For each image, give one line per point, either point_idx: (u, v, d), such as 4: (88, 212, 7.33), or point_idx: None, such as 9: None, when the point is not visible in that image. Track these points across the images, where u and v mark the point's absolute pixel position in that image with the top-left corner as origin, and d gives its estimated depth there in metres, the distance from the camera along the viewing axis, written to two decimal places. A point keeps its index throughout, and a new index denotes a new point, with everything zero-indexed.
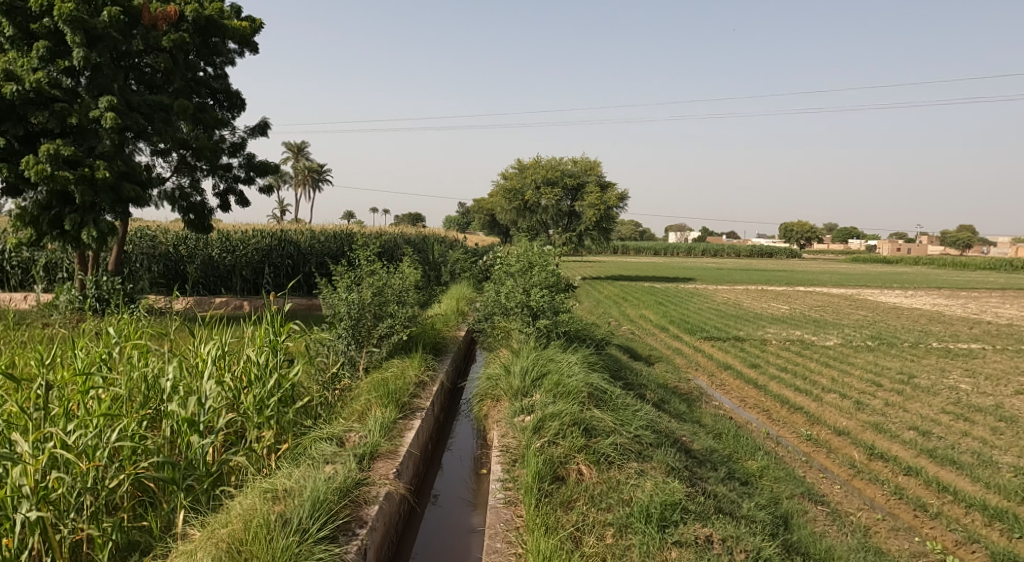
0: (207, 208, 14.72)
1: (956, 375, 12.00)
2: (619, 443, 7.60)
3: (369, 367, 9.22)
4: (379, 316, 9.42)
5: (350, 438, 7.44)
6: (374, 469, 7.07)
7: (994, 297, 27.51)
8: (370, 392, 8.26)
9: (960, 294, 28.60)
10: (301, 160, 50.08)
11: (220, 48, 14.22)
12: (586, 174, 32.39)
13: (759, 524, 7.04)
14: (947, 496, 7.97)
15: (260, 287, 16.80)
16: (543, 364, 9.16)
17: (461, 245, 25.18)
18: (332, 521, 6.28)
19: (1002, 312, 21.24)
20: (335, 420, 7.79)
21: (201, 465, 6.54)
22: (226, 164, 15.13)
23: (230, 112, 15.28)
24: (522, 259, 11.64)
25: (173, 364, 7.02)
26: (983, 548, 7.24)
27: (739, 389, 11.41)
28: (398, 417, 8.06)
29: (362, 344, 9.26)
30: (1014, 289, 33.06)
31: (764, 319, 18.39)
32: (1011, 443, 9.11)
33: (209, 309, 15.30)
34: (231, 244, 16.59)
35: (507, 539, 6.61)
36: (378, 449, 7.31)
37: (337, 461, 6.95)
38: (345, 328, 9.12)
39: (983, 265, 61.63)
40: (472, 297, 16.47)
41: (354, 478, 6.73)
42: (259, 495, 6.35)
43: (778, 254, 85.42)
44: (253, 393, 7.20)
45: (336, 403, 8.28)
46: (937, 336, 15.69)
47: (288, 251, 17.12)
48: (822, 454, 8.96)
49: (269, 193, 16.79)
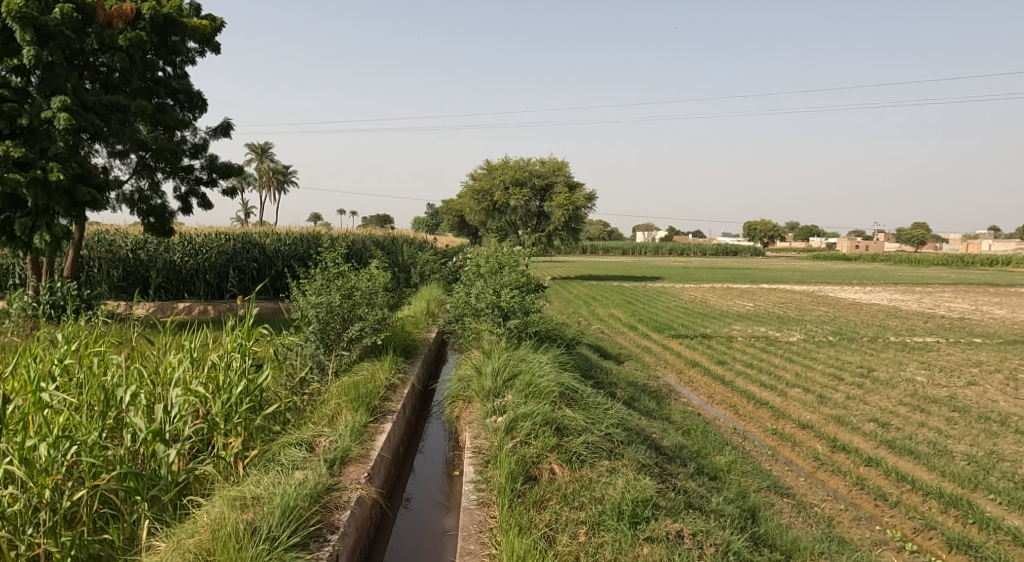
0: (167, 211, 14.59)
1: (911, 368, 12.36)
2: (591, 441, 7.75)
3: (339, 370, 9.27)
4: (348, 319, 9.50)
5: (320, 443, 7.50)
6: (345, 474, 7.12)
7: (944, 291, 28.54)
8: (341, 396, 8.33)
9: (913, 290, 29.51)
10: (265, 161, 49.57)
11: (180, 47, 14.15)
12: (555, 173, 32.73)
13: (728, 518, 7.23)
14: (906, 485, 8.23)
15: (225, 291, 16.68)
16: (514, 365, 9.31)
17: (431, 247, 25.27)
18: (303, 527, 6.33)
19: (952, 306, 21.97)
20: (304, 425, 7.85)
21: (166, 474, 6.57)
22: (187, 166, 15.09)
23: (192, 113, 15.19)
24: (492, 260, 11.81)
25: (133, 373, 7.07)
26: (940, 535, 7.46)
27: (708, 385, 11.65)
28: (369, 421, 8.12)
29: (332, 348, 9.30)
30: (962, 284, 34.35)
31: (730, 316, 18.69)
32: (964, 432, 9.41)
33: (171, 315, 15.13)
34: (193, 248, 16.49)
35: (480, 540, 6.70)
36: (349, 454, 7.38)
37: (307, 467, 7.01)
38: (314, 331, 9.17)
39: (939, 262, 63.23)
40: (443, 299, 16.57)
41: (325, 483, 6.79)
42: (228, 503, 6.38)
43: (742, 251, 86.83)
44: (221, 400, 7.24)
45: (305, 408, 8.33)
46: (894, 330, 16.10)
47: (254, 254, 17.01)
48: (787, 448, 9.21)
49: (231, 195, 16.73)
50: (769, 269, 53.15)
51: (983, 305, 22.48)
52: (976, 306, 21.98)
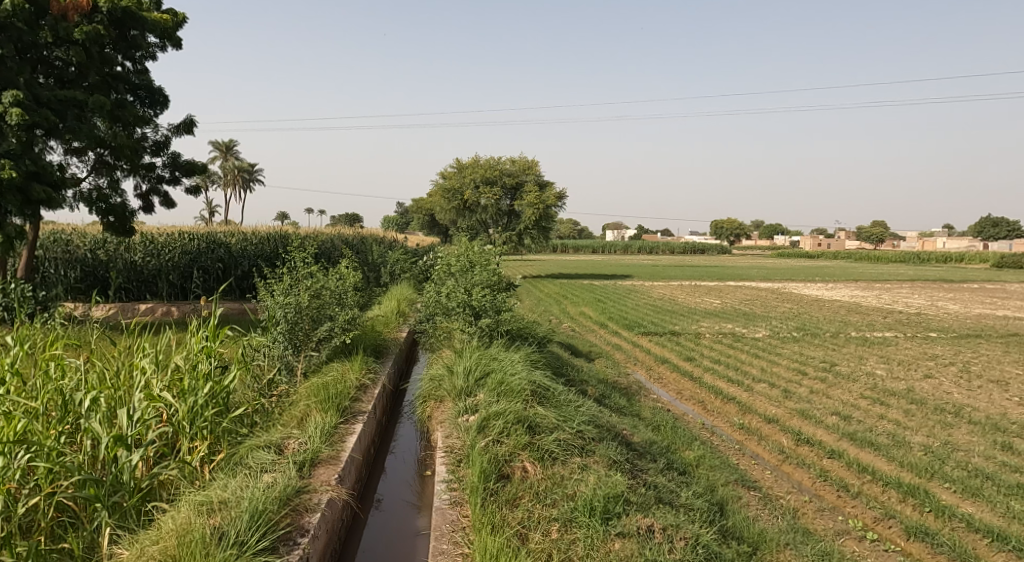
0: (128, 210, 14.47)
1: (872, 362, 12.68)
2: (562, 439, 7.89)
3: (308, 371, 9.32)
4: (317, 319, 9.57)
5: (289, 446, 7.54)
6: (315, 475, 7.19)
7: (903, 287, 29.24)
8: (311, 397, 8.38)
9: (874, 286, 30.18)
10: (230, 159, 49.12)
11: (139, 42, 14.06)
12: (525, 172, 32.92)
13: (697, 512, 7.41)
14: (867, 476, 8.48)
15: (189, 292, 16.51)
16: (486, 364, 9.42)
17: (402, 246, 25.29)
18: (272, 531, 6.37)
19: (911, 302, 22.54)
20: (273, 427, 7.89)
21: (128, 481, 6.53)
22: (148, 164, 15.03)
23: (153, 110, 15.08)
24: (463, 258, 11.91)
25: (92, 376, 7.11)
26: (899, 523, 7.68)
27: (677, 382, 11.86)
28: (340, 422, 8.18)
29: (301, 348, 9.35)
30: (921, 280, 35.21)
31: (698, 313, 18.98)
32: (922, 424, 9.70)
33: (134, 316, 15.10)
34: (155, 248, 16.37)
35: (452, 540, 6.79)
36: (319, 456, 7.44)
37: (277, 469, 7.06)
38: (282, 332, 9.20)
39: (900, 258, 64.54)
40: (413, 299, 16.64)
41: (294, 486, 6.85)
42: (194, 508, 6.39)
43: (710, 249, 87.79)
44: (187, 404, 7.25)
45: (273, 410, 8.37)
46: (855, 325, 16.49)
47: (219, 253, 16.87)
48: (754, 442, 9.43)
49: (196, 194, 16.64)
50: (736, 266, 53.84)
51: (940, 300, 23.09)
52: (933, 301, 22.58)
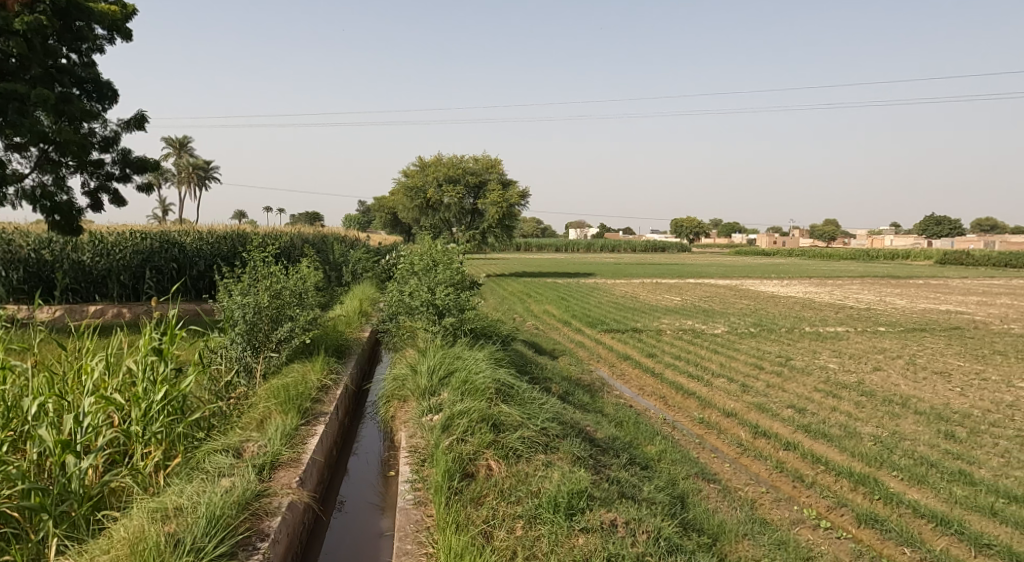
0: (75, 208, 14.31)
1: (825, 356, 13.06)
2: (527, 436, 8.04)
3: (268, 372, 9.33)
4: (277, 320, 9.61)
5: (249, 449, 7.55)
6: (276, 478, 7.23)
7: (854, 284, 30.05)
8: (270, 399, 8.42)
9: (827, 282, 30.95)
10: (184, 156, 48.46)
11: (85, 33, 13.88)
12: (488, 170, 33.08)
13: (659, 505, 7.60)
14: (820, 467, 8.76)
15: (141, 293, 16.34)
16: (450, 363, 9.54)
17: (363, 245, 25.28)
18: (230, 537, 6.38)
19: (862, 297, 23.20)
20: (232, 430, 7.89)
21: (77, 489, 6.57)
22: (97, 161, 14.89)
23: (101, 104, 14.96)
24: (426, 257, 11.98)
25: (41, 381, 7.04)
26: (850, 511, 7.94)
27: (639, 378, 12.11)
28: (301, 423, 8.23)
29: (260, 349, 9.38)
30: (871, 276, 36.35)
31: (659, 310, 19.31)
32: (872, 415, 10.04)
33: (83, 318, 14.94)
34: (104, 247, 16.16)
35: (417, 540, 6.89)
36: (279, 458, 7.48)
37: (235, 473, 7.07)
38: (241, 332, 9.18)
39: (854, 256, 66.10)
40: (375, 298, 16.69)
41: (254, 490, 6.87)
42: (148, 515, 6.39)
43: (671, 247, 88.83)
44: (140, 408, 7.21)
45: (232, 412, 8.36)
46: (809, 320, 16.94)
47: (173, 253, 16.83)
48: (713, 435, 9.68)
49: (149, 191, 16.47)
50: (696, 264, 54.64)
51: (890, 296, 23.81)
52: (882, 297, 23.27)
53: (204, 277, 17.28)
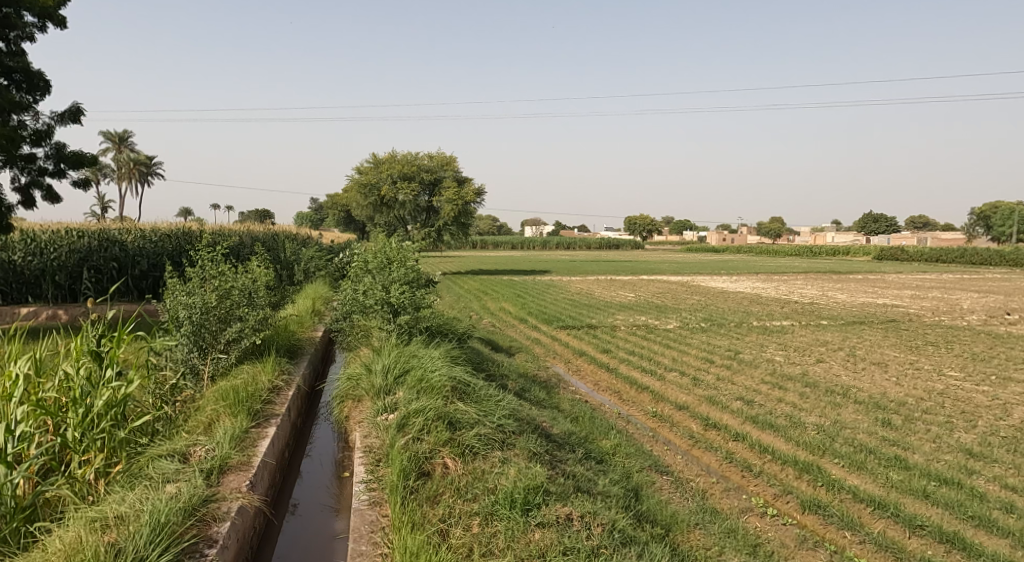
0: (5, 204, 14.02)
1: (771, 349, 13.45)
2: (483, 433, 8.17)
3: (216, 375, 9.30)
4: (226, 320, 9.59)
5: (195, 453, 7.49)
6: (224, 483, 7.20)
7: (798, 279, 30.93)
8: (218, 402, 8.39)
9: (773, 278, 31.81)
10: (124, 151, 47.30)
11: (15, 23, 13.64)
12: (442, 168, 33.18)
13: (613, 498, 7.79)
14: (767, 456, 9.07)
15: (78, 293, 16.08)
16: (405, 361, 9.64)
17: (314, 242, 25.15)
18: (175, 544, 6.30)
19: (806, 292, 23.91)
20: (177, 435, 7.84)
21: (9, 500, 6.46)
22: (30, 156, 14.61)
23: (32, 96, 14.68)
24: (381, 255, 12.02)
25: None
26: (795, 498, 8.24)
27: (593, 373, 12.35)
28: (251, 426, 8.24)
29: (208, 351, 9.36)
30: (813, 272, 37.59)
31: (613, 306, 19.62)
32: (815, 405, 10.42)
33: (15, 320, 14.85)
34: (37, 246, 15.67)
35: (372, 540, 6.94)
36: (228, 462, 7.47)
37: (181, 479, 7.01)
38: (187, 333, 9.13)
39: (799, 252, 67.79)
40: (328, 297, 16.68)
41: (201, 495, 6.82)
42: (87, 525, 6.31)
43: (625, 245, 89.80)
44: (78, 415, 7.16)
45: (178, 417, 8.34)
46: (757, 315, 17.41)
47: (113, 252, 16.54)
48: (666, 428, 9.94)
49: (84, 187, 16.23)
50: (648, 260, 55.47)
51: (833, 290, 24.58)
52: (825, 292, 24.03)
53: (145, 278, 17.07)
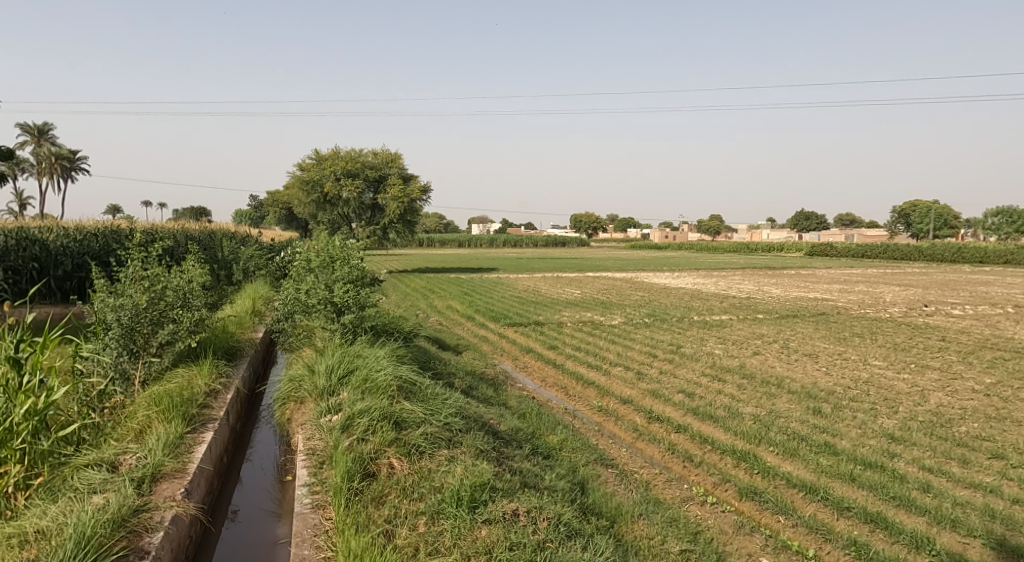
0: None
1: (711, 342, 13.84)
2: (429, 432, 8.27)
3: (149, 379, 9.16)
4: (158, 323, 9.43)
5: (125, 462, 7.41)
6: (157, 491, 7.13)
7: (736, 274, 31.80)
8: (150, 407, 8.30)
9: (711, 273, 32.65)
10: (44, 145, 45.62)
11: None
12: (387, 165, 33.08)
13: (560, 492, 7.97)
14: (707, 447, 9.37)
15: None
16: (350, 361, 9.69)
17: (253, 241, 24.85)
18: (102, 557, 6.20)
19: (743, 287, 24.63)
20: (106, 443, 7.73)
21: None
22: None
23: None
24: (324, 254, 11.98)
25: None
26: (734, 486, 8.53)
27: (540, 369, 12.57)
28: (186, 432, 8.19)
29: (139, 356, 9.19)
30: (751, 268, 38.67)
31: (559, 303, 19.89)
32: (752, 396, 10.79)
33: None
34: None
35: (315, 545, 6.97)
36: (161, 470, 7.39)
37: (109, 489, 6.92)
38: (116, 337, 8.98)
39: (738, 250, 69.43)
40: (269, 297, 16.58)
41: (131, 506, 6.72)
42: (4, 543, 6.23)
43: (571, 243, 90.54)
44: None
45: (108, 423, 8.18)
46: (697, 309, 17.87)
47: (34, 252, 16.14)
48: (611, 422, 10.19)
49: None
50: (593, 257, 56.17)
51: (768, 285, 25.36)
52: (761, 286, 24.79)
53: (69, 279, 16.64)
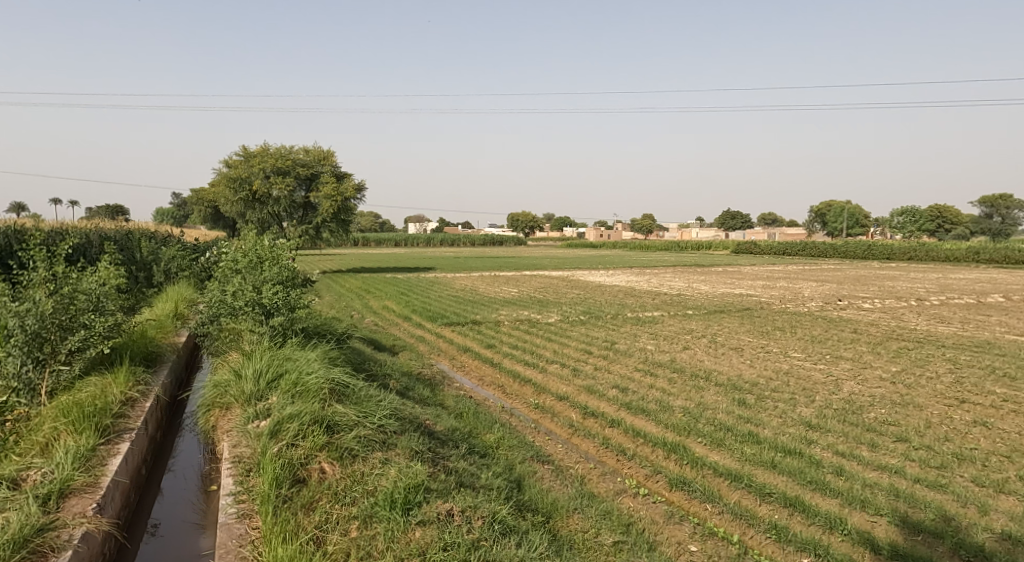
0: None
1: (643, 339, 14.16)
2: (362, 435, 8.28)
3: (58, 388, 8.83)
4: (68, 328, 9.11)
5: (28, 479, 7.21)
6: (66, 507, 6.95)
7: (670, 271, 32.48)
8: (58, 418, 8.04)
9: (645, 270, 33.28)
10: None
11: None
12: (320, 162, 32.61)
13: (495, 490, 8.08)
14: (640, 440, 9.61)
15: None
16: (279, 366, 9.64)
17: (177, 242, 24.27)
18: None
19: (675, 284, 25.18)
20: (9, 457, 7.51)
21: None
22: None
23: None
24: (251, 253, 11.80)
25: None
26: (664, 478, 8.77)
27: (478, 368, 12.67)
28: (99, 443, 8.01)
29: (47, 364, 8.82)
30: (684, 265, 39.55)
31: (497, 302, 20.02)
32: (682, 390, 11.09)
33: None
34: None
35: (240, 555, 6.91)
36: (70, 484, 7.21)
37: (11, 507, 6.74)
38: (18, 344, 8.48)
39: (673, 248, 70.75)
40: (194, 298, 16.26)
41: (35, 525, 6.55)
42: None
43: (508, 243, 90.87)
44: None
45: (13, 435, 7.94)
46: (631, 307, 18.22)
47: None
48: (547, 419, 10.35)
49: None
50: (531, 256, 56.56)
51: (698, 281, 25.98)
52: (692, 283, 25.41)
53: None
